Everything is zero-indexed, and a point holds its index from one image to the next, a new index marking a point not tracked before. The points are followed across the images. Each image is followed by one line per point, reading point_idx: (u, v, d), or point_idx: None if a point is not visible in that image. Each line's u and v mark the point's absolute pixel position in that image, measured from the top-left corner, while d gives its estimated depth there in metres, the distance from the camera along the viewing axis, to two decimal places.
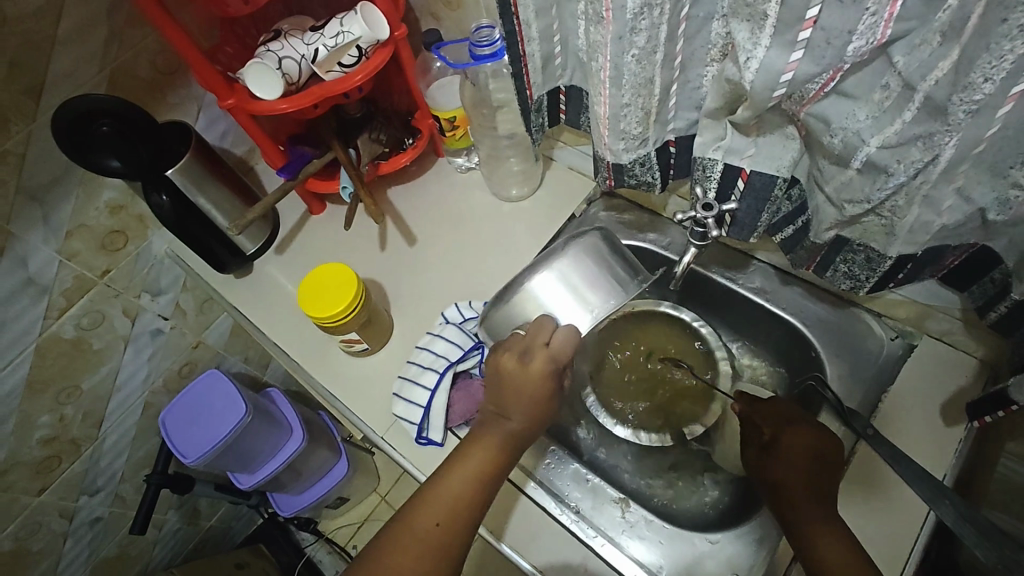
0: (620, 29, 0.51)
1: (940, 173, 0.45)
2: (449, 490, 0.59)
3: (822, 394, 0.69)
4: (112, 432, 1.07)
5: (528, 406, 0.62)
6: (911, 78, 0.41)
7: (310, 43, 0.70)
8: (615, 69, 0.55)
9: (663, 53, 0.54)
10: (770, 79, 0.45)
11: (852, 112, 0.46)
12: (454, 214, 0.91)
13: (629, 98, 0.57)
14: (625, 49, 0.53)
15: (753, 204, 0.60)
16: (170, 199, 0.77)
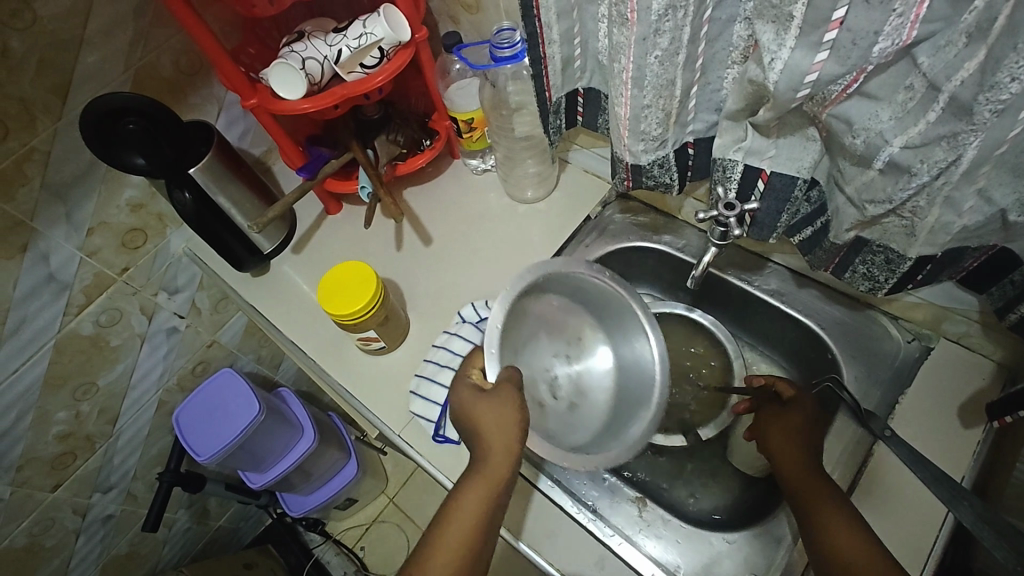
0: (644, 30, 0.52)
1: (962, 174, 0.45)
2: (436, 552, 0.56)
3: (839, 395, 0.69)
4: (126, 429, 1.08)
5: (496, 446, 0.58)
6: (935, 78, 0.42)
7: (333, 44, 0.71)
8: (637, 70, 0.55)
9: (685, 55, 0.55)
10: (795, 79, 0.46)
11: (875, 113, 0.47)
12: (471, 215, 0.92)
13: (650, 99, 0.58)
14: (648, 51, 0.53)
15: (773, 205, 0.61)
16: (193, 196, 0.78)
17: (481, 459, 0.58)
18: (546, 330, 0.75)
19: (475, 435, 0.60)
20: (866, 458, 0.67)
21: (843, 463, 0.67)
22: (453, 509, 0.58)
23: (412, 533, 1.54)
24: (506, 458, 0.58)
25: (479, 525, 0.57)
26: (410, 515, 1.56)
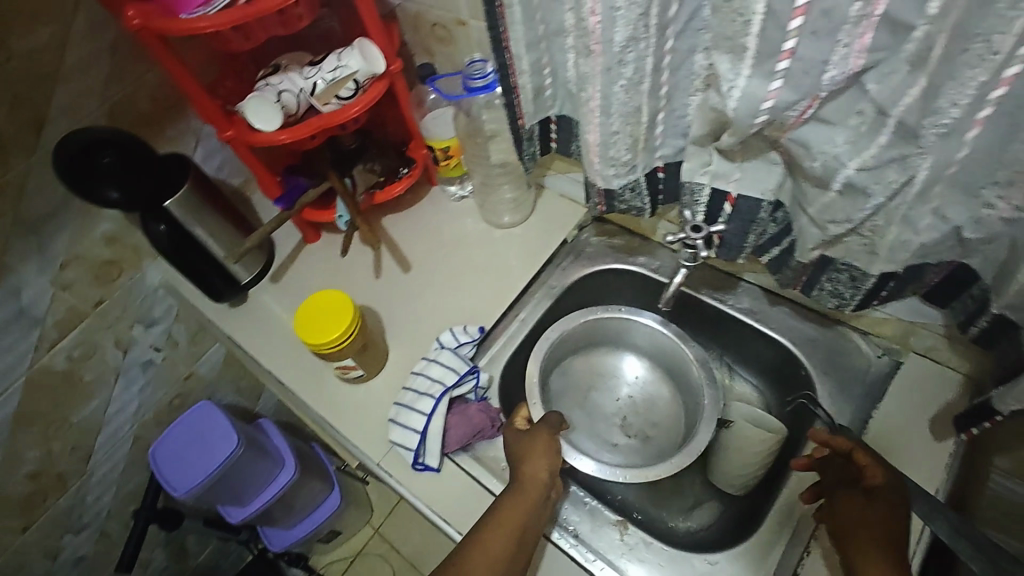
0: (608, 60, 0.55)
1: (917, 193, 0.47)
2: (474, 553, 0.58)
3: (814, 413, 0.71)
4: (100, 466, 1.05)
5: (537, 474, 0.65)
6: (883, 104, 0.44)
7: (308, 77, 0.73)
8: (604, 98, 0.58)
9: (649, 84, 0.56)
10: (752, 106, 0.48)
11: (831, 137, 0.48)
12: (450, 241, 0.93)
13: (618, 126, 0.61)
14: (614, 80, 0.56)
15: (739, 226, 0.63)
16: (168, 228, 0.78)
17: (522, 477, 0.65)
18: (577, 404, 0.84)
19: (517, 461, 0.67)
20: None
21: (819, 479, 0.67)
22: (493, 519, 0.61)
23: (398, 566, 1.50)
24: (546, 480, 0.65)
25: (515, 537, 0.60)
26: (396, 546, 1.53)
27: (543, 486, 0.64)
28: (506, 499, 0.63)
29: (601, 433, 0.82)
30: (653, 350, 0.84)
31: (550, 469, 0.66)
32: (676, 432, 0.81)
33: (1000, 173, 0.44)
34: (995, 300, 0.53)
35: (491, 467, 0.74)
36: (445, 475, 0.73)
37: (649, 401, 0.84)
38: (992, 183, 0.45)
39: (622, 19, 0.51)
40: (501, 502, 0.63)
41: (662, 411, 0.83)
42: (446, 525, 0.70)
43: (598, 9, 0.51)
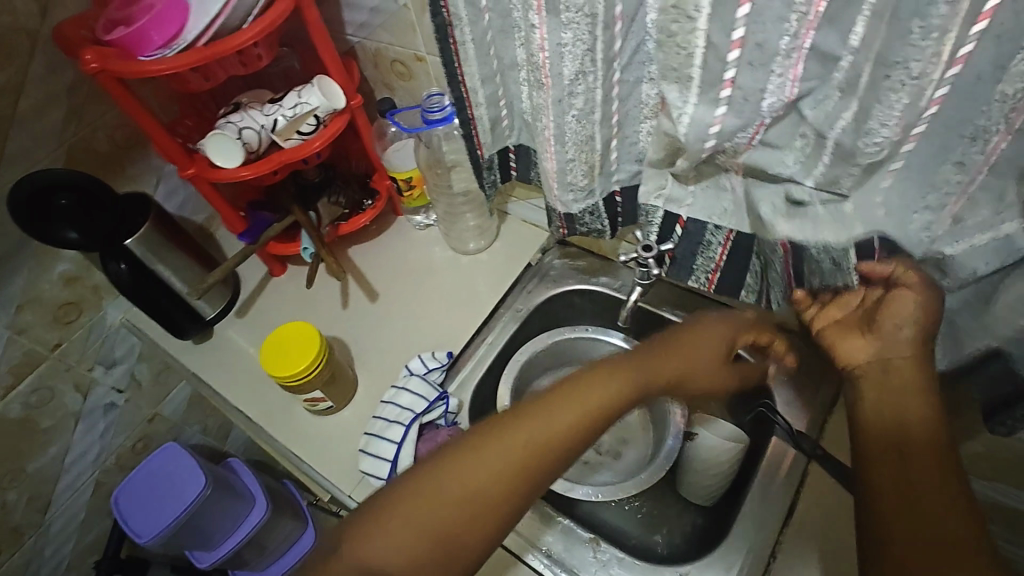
0: (559, 93, 0.57)
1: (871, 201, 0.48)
2: (505, 425, 0.54)
3: (772, 420, 0.72)
4: (58, 516, 1.01)
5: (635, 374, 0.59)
6: (821, 127, 0.48)
7: (269, 114, 0.74)
8: (557, 128, 0.61)
9: (600, 114, 0.59)
10: (700, 132, 0.51)
11: (780, 159, 0.52)
12: (416, 269, 0.94)
13: (572, 154, 0.63)
14: (566, 110, 0.58)
15: (688, 246, 0.66)
16: (129, 267, 0.77)
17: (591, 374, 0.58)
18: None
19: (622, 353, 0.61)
20: (803, 478, 0.69)
21: (780, 485, 0.69)
22: (539, 410, 0.55)
23: None
24: (613, 397, 0.57)
25: (549, 438, 0.53)
26: None
27: (602, 405, 0.56)
28: (559, 403, 0.55)
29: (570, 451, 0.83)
30: None
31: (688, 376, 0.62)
32: (645, 447, 0.82)
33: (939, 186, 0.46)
34: None
35: None
36: None
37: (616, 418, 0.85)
38: (925, 206, 0.46)
39: (569, 54, 0.54)
40: (546, 394, 0.56)
41: (630, 426, 0.84)
42: None
43: (546, 45, 0.54)
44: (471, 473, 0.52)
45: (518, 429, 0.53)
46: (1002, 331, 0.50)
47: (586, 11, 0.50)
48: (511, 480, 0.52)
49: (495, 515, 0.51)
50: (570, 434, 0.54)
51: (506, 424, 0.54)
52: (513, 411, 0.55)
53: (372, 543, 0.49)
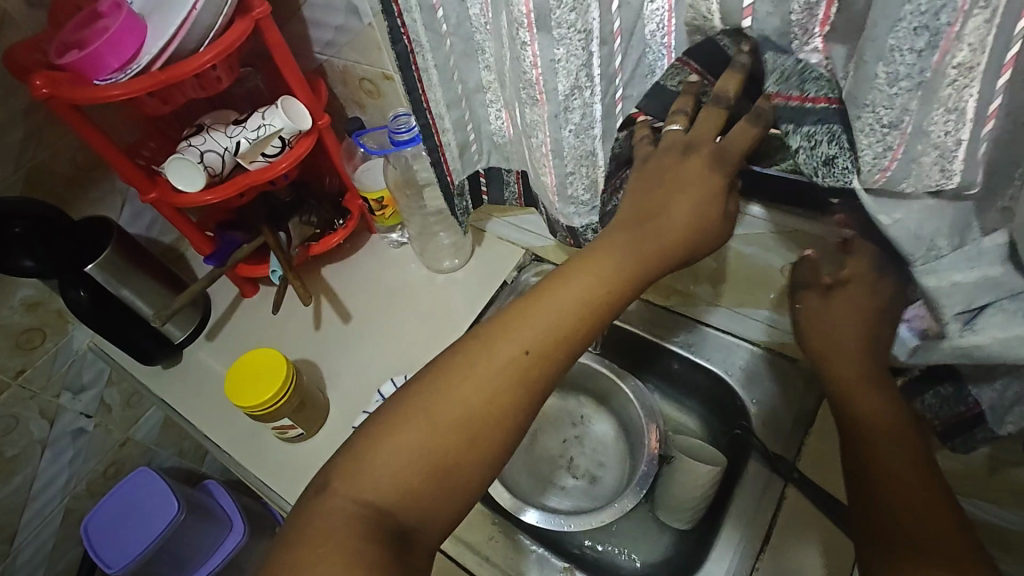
0: (554, 108, 0.52)
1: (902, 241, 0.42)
2: (510, 325, 0.48)
3: (748, 441, 0.72)
4: (26, 545, 0.98)
5: (545, 309, 0.48)
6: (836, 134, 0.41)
7: (231, 136, 0.72)
8: (554, 143, 0.55)
9: (600, 129, 0.54)
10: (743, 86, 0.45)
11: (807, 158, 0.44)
12: (390, 288, 0.93)
13: (572, 167, 0.58)
14: (562, 125, 0.53)
15: None
16: (89, 293, 0.75)
17: (616, 240, 0.49)
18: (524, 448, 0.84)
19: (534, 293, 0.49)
20: (781, 500, 0.66)
21: (757, 509, 0.67)
22: (545, 294, 0.49)
23: None
24: (637, 269, 0.49)
25: (560, 327, 0.47)
26: None
27: (622, 282, 0.49)
28: (572, 277, 0.49)
29: (546, 475, 0.82)
30: (592, 387, 0.85)
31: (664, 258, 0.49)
32: (623, 469, 0.80)
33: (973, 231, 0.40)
34: None
35: None
36: None
37: (593, 440, 0.84)
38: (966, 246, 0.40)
39: (563, 70, 0.48)
40: (556, 276, 0.49)
41: (608, 448, 0.83)
42: None
43: (539, 60, 0.48)
44: (467, 388, 0.46)
45: (445, 395, 0.46)
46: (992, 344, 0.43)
47: (581, 26, 0.45)
48: (515, 381, 0.46)
49: (502, 418, 0.46)
50: (587, 313, 0.48)
51: (511, 318, 0.48)
52: (521, 303, 0.49)
53: (366, 464, 0.43)
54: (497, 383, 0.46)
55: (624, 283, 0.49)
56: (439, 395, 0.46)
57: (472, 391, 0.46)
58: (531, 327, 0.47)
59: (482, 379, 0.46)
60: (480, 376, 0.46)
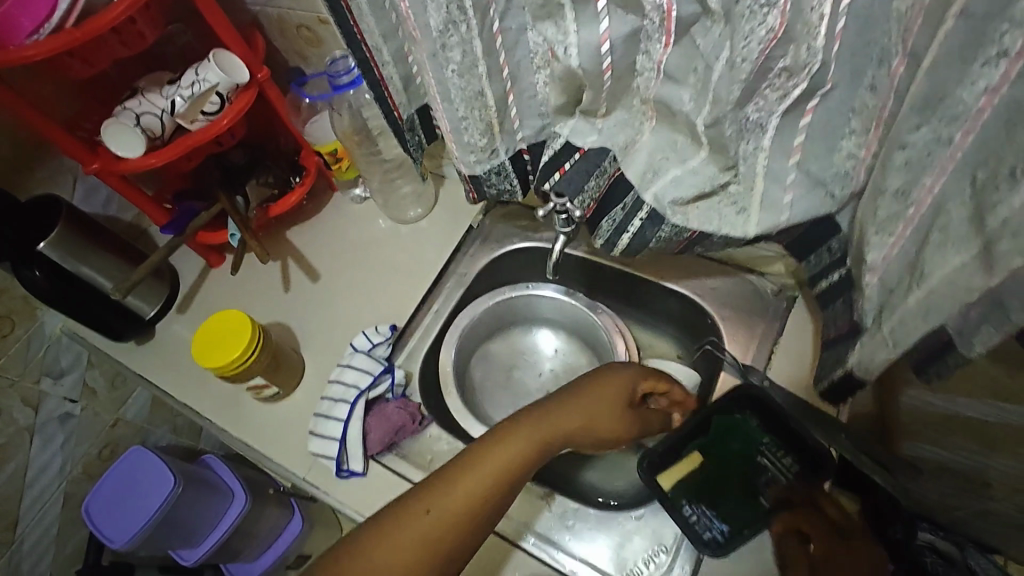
0: (431, 46, 0.55)
1: (771, 139, 0.46)
2: (472, 463, 0.57)
3: (718, 355, 0.74)
4: (31, 532, 0.99)
5: (478, 471, 0.56)
6: (710, 57, 0.45)
7: (167, 96, 0.69)
8: (441, 84, 0.58)
9: (484, 68, 0.56)
10: (591, 52, 0.49)
11: (677, 99, 0.49)
12: (356, 243, 0.91)
13: (464, 111, 0.60)
14: (444, 65, 0.56)
15: (583, 168, 0.60)
16: (44, 273, 0.74)
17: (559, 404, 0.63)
18: (503, 385, 0.87)
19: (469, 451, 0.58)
20: None
21: None
22: (501, 437, 0.59)
23: None
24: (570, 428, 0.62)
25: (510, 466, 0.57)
26: None
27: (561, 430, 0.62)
28: (523, 425, 0.60)
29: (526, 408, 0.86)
30: (561, 320, 0.88)
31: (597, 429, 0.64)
32: None
33: (854, 121, 0.44)
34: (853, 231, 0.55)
35: (419, 463, 0.73)
36: (372, 478, 0.72)
37: (568, 370, 0.87)
38: (849, 133, 0.45)
39: (432, 5, 0.51)
40: (512, 423, 0.60)
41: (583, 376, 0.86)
42: None
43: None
44: (397, 542, 0.53)
45: (377, 551, 0.52)
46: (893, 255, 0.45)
47: None
48: (433, 544, 0.53)
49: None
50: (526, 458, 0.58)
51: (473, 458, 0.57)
52: (481, 443, 0.59)
53: None
54: (419, 547, 0.53)
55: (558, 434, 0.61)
56: (369, 551, 0.52)
57: (400, 551, 0.52)
58: (456, 492, 0.55)
59: (415, 536, 0.53)
60: (415, 535, 0.53)
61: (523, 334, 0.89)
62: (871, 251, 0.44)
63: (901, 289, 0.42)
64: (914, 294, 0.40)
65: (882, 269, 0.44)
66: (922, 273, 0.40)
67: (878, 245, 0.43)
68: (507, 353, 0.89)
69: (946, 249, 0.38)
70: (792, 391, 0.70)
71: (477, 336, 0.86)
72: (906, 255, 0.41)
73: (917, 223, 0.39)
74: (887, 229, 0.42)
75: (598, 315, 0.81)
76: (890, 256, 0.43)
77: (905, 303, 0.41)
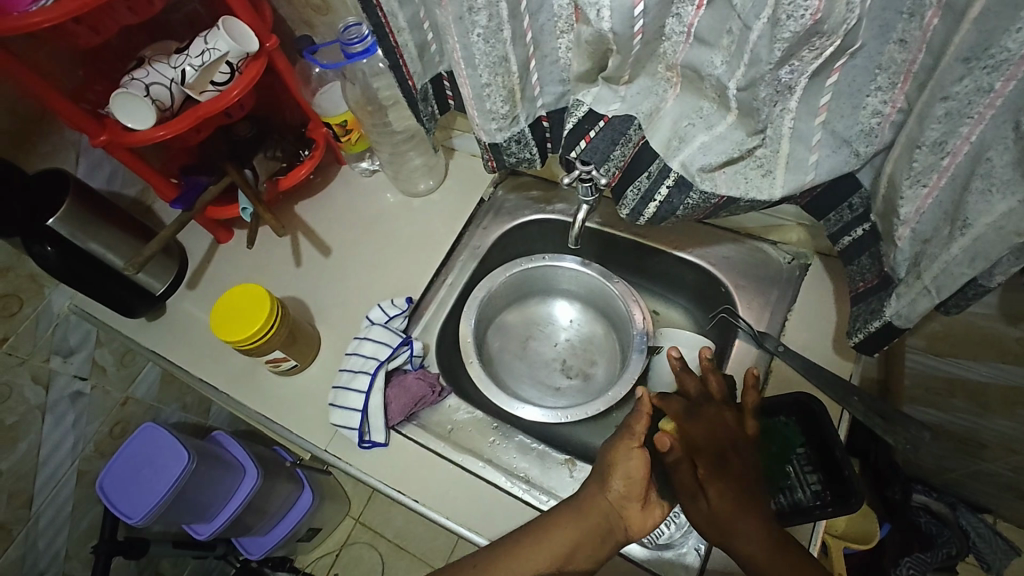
0: (457, 9, 0.54)
1: (798, 99, 0.47)
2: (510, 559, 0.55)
3: (734, 324, 0.75)
4: (46, 508, 0.99)
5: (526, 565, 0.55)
6: (746, 19, 0.44)
7: (176, 66, 0.68)
8: (465, 49, 0.58)
9: (509, 31, 0.56)
10: (625, 15, 0.48)
11: (710, 60, 0.50)
12: (367, 217, 0.91)
13: (487, 78, 0.60)
14: (470, 29, 0.55)
15: (609, 135, 0.59)
16: (56, 248, 0.73)
17: (584, 493, 0.58)
18: (519, 356, 0.88)
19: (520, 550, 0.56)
20: (767, 373, 0.72)
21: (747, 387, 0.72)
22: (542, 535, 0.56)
23: (384, 550, 1.52)
24: (605, 510, 0.56)
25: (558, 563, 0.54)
26: (379, 531, 1.54)
27: (601, 517, 0.56)
28: (562, 523, 0.56)
29: (544, 378, 0.87)
30: (578, 291, 0.88)
31: (635, 495, 0.57)
32: (614, 362, 0.86)
33: (880, 77, 0.46)
34: (866, 199, 0.55)
35: (438, 432, 0.74)
36: (393, 448, 0.73)
37: (583, 340, 0.89)
38: (875, 89, 0.46)
39: None
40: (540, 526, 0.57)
41: (598, 346, 0.88)
42: (401, 495, 0.71)
43: None
44: None
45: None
46: (919, 215, 0.47)
47: None
48: None
49: None
50: (577, 559, 0.55)
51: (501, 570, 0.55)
52: (508, 551, 0.56)
53: None
54: None
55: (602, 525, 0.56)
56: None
57: None
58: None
59: None
60: None
61: (540, 302, 0.90)
62: (904, 203, 0.47)
63: (941, 238, 0.45)
64: (956, 243, 0.43)
65: (916, 221, 0.47)
66: (966, 223, 0.42)
67: (911, 197, 0.46)
68: (523, 324, 0.90)
69: (990, 186, 0.40)
70: (803, 354, 0.71)
71: (494, 307, 0.87)
72: (941, 205, 0.44)
73: (953, 172, 0.43)
74: (921, 179, 0.45)
75: (613, 284, 0.82)
76: (923, 208, 0.46)
77: (947, 251, 0.44)
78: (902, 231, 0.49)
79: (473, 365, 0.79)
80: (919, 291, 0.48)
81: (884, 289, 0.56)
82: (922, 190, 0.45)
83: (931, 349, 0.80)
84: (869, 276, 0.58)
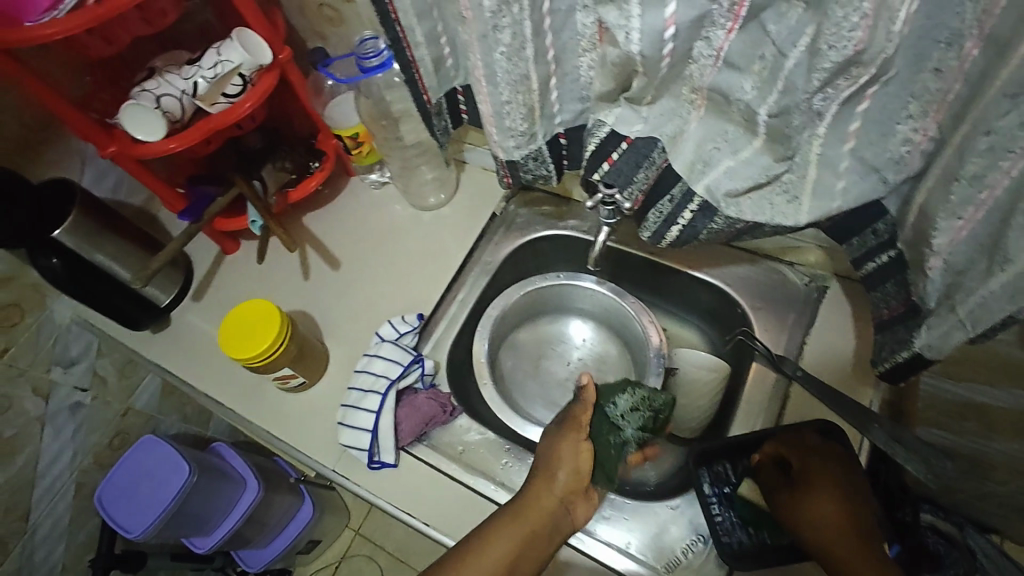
0: (481, 27, 0.53)
1: (827, 126, 0.46)
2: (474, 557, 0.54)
3: (751, 346, 0.74)
4: (44, 520, 0.97)
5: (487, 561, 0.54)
6: (781, 45, 0.44)
7: (188, 77, 0.67)
8: (487, 67, 0.56)
9: (532, 50, 0.55)
10: (654, 38, 0.47)
11: (740, 84, 0.48)
12: (378, 230, 0.90)
13: (508, 95, 0.59)
14: (492, 47, 0.54)
15: (633, 159, 0.59)
16: (61, 261, 0.72)
17: (532, 490, 0.59)
18: (532, 375, 0.87)
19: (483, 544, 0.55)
20: (785, 397, 0.71)
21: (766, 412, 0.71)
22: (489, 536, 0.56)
23: (384, 562, 1.50)
24: (552, 508, 0.58)
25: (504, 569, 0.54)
26: (379, 543, 1.52)
27: (544, 514, 0.58)
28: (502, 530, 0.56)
29: (556, 399, 0.86)
30: (593, 310, 0.87)
31: (577, 489, 0.61)
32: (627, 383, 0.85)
33: (913, 105, 0.44)
34: (892, 227, 0.54)
35: (449, 453, 0.73)
36: (404, 469, 0.72)
37: (596, 360, 0.87)
38: (907, 117, 0.45)
39: None
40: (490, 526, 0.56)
41: (611, 366, 0.87)
42: (411, 519, 0.69)
43: None
44: None
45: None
46: (953, 248, 0.46)
47: None
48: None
49: None
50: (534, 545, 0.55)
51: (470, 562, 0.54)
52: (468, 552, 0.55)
53: None
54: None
55: (545, 523, 0.57)
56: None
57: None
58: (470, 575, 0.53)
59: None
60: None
61: (555, 321, 0.89)
62: (939, 234, 0.46)
63: (978, 271, 0.44)
64: (996, 278, 0.42)
65: (948, 253, 0.47)
66: (1006, 258, 0.41)
67: (946, 228, 0.46)
68: (536, 342, 0.89)
69: None
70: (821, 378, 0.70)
71: (508, 324, 0.85)
72: (977, 237, 0.44)
73: (991, 206, 0.42)
74: (958, 212, 0.44)
75: (628, 304, 0.81)
76: (957, 239, 0.45)
77: (985, 286, 0.43)
78: (934, 262, 0.48)
79: (485, 388, 0.78)
80: (952, 324, 0.47)
81: (912, 318, 0.55)
82: (956, 223, 0.45)
83: (947, 373, 0.79)
84: (894, 303, 0.57)
